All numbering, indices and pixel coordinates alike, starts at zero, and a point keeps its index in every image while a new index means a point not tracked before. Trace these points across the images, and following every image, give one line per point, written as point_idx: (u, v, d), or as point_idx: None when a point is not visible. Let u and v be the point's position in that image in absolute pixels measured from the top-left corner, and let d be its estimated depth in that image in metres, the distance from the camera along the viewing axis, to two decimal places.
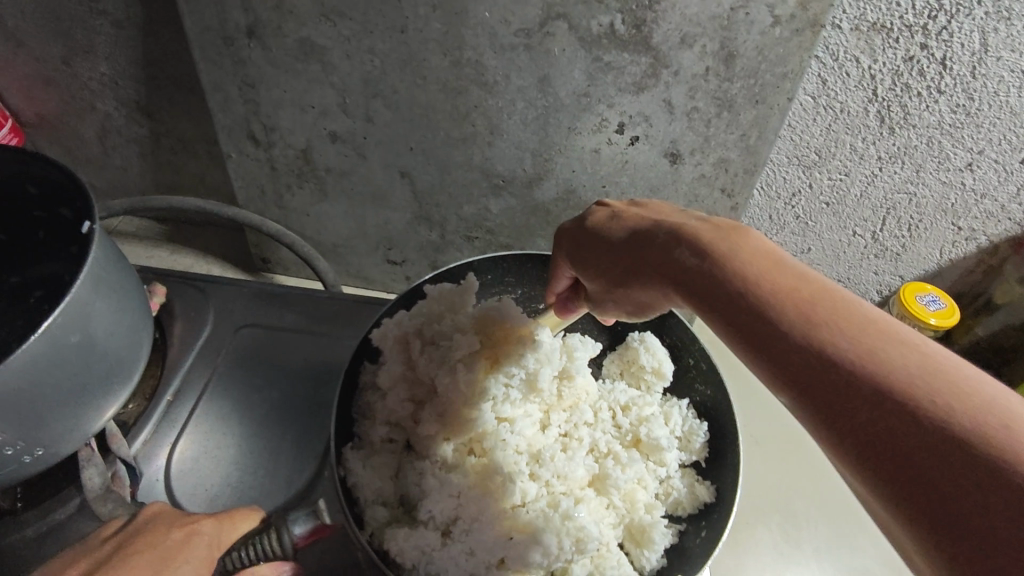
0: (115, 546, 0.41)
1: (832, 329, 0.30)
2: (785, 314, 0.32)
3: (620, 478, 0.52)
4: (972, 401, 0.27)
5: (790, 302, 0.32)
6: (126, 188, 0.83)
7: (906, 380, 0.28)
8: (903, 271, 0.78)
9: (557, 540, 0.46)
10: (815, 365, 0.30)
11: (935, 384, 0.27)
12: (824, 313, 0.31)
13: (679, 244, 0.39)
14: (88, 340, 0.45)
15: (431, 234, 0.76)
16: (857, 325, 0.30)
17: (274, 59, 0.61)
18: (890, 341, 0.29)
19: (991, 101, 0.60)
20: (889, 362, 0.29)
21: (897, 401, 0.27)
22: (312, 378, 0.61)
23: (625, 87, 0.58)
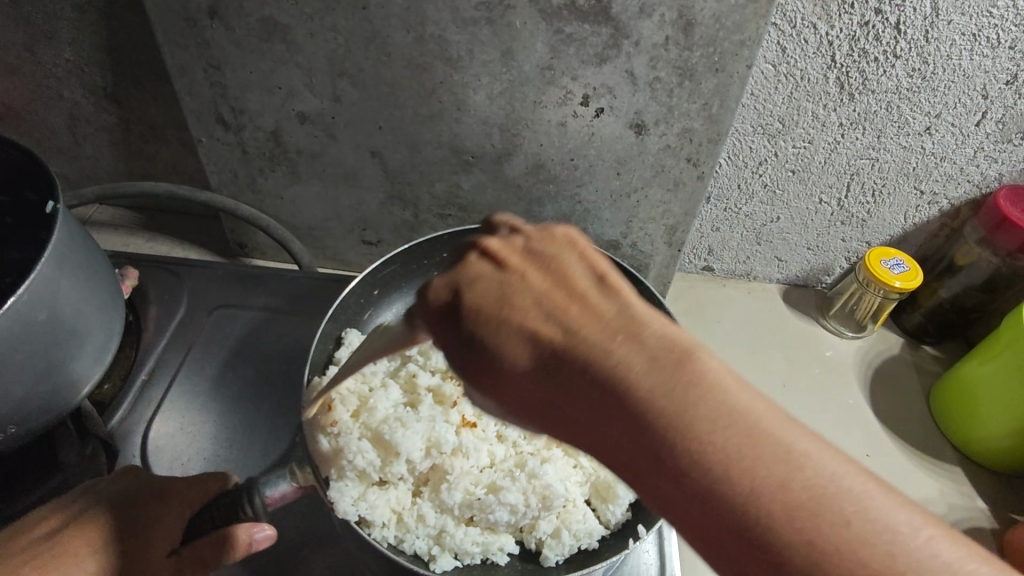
0: (90, 499, 0.43)
1: (710, 437, 0.26)
2: (684, 410, 0.27)
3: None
4: (854, 531, 0.25)
5: (679, 408, 0.27)
6: (98, 177, 0.83)
7: (777, 497, 0.25)
8: (869, 238, 0.80)
9: (523, 498, 0.49)
10: (698, 480, 0.26)
11: (798, 484, 0.25)
12: (701, 440, 0.26)
13: (507, 300, 0.32)
14: (57, 319, 0.46)
15: (404, 214, 0.77)
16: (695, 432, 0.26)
17: (237, 39, 0.61)
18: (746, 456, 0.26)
19: (945, 64, 0.61)
20: (763, 506, 0.25)
21: (769, 519, 0.25)
22: (287, 355, 0.62)
23: (588, 59, 0.59)
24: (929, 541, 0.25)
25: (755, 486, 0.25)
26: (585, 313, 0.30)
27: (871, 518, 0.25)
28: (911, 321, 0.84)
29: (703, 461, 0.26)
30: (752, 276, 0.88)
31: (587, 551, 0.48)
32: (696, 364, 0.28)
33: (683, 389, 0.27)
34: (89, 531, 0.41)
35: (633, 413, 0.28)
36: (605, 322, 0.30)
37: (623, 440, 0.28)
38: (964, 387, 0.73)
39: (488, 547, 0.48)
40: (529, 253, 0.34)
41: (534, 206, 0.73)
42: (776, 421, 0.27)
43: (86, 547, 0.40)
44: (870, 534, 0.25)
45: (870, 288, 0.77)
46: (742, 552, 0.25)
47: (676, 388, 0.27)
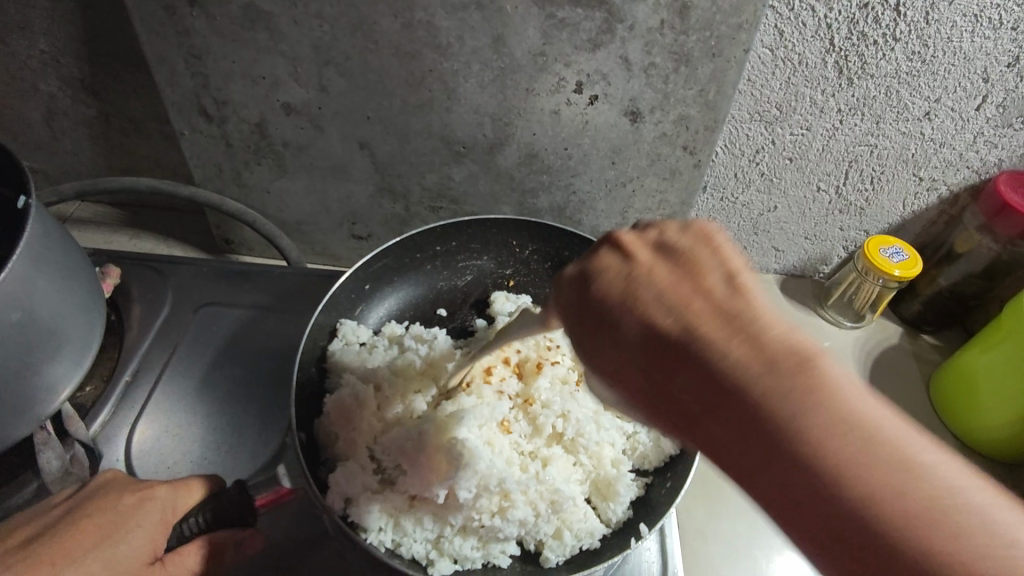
0: (64, 510, 0.41)
1: (826, 426, 0.27)
2: (787, 397, 0.28)
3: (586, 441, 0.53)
4: (958, 529, 0.25)
5: (804, 393, 0.28)
6: (79, 173, 0.80)
7: (883, 487, 0.26)
8: (867, 226, 0.79)
9: (532, 509, 0.48)
10: (798, 467, 0.27)
11: (905, 477, 0.26)
12: (834, 429, 0.27)
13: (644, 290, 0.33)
14: (33, 319, 0.44)
15: (395, 207, 0.75)
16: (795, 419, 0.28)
17: (218, 27, 0.59)
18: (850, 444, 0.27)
19: (946, 47, 0.60)
20: (861, 495, 0.26)
21: (887, 516, 0.26)
22: (275, 353, 0.60)
23: (581, 44, 0.57)
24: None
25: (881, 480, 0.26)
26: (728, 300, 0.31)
27: (980, 521, 0.25)
28: (909, 310, 0.83)
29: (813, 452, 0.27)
30: (749, 267, 0.87)
31: (589, 551, 0.47)
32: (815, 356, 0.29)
33: (791, 374, 0.28)
34: (63, 541, 0.39)
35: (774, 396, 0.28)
36: (729, 315, 0.30)
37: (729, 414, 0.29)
38: (963, 376, 0.73)
39: (489, 550, 0.47)
40: (661, 250, 0.35)
41: (527, 197, 0.72)
42: (884, 419, 0.28)
43: (61, 558, 0.38)
44: (975, 533, 0.25)
45: (869, 277, 0.76)
46: (837, 524, 0.26)
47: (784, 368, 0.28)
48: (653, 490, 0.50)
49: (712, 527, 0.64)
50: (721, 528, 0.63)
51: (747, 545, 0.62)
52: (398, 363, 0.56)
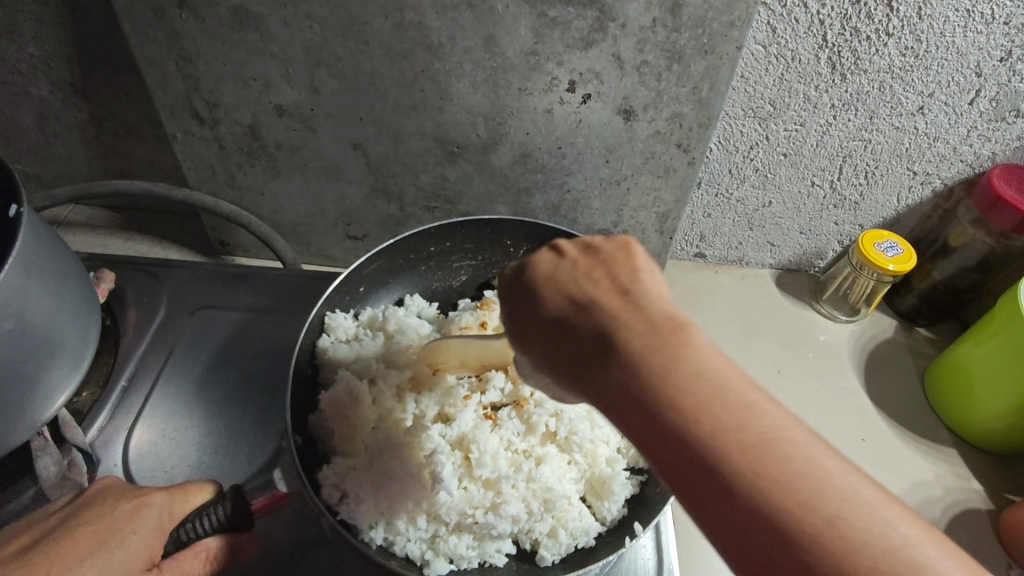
0: (61, 518, 0.41)
1: (698, 389, 0.30)
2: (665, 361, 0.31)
3: (578, 438, 0.53)
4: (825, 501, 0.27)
5: (708, 402, 0.30)
6: (73, 176, 0.80)
7: (736, 448, 0.28)
8: (862, 220, 0.79)
9: (525, 507, 0.48)
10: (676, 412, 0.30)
11: (788, 447, 0.29)
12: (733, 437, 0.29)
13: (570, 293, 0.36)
14: (27, 327, 0.44)
15: (389, 207, 0.75)
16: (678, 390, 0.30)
17: (209, 29, 0.59)
18: (731, 410, 0.29)
19: (938, 41, 0.60)
20: (734, 466, 0.28)
21: (763, 488, 0.27)
22: (271, 355, 0.60)
23: (573, 43, 0.57)
24: (909, 530, 0.27)
25: (779, 483, 0.27)
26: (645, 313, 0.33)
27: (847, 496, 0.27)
28: (904, 304, 0.84)
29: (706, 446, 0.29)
30: (745, 262, 0.87)
31: (584, 549, 0.47)
32: (719, 371, 0.31)
33: (681, 357, 0.31)
34: (58, 549, 0.38)
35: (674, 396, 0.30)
36: (639, 309, 0.34)
37: (635, 410, 0.31)
38: (959, 369, 0.73)
39: (485, 550, 0.47)
40: (587, 250, 0.38)
41: (522, 196, 0.72)
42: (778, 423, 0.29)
43: (57, 566, 0.37)
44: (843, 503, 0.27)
45: (863, 272, 0.77)
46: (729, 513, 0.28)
47: (682, 355, 0.31)
48: (649, 488, 0.51)
49: None
50: None
51: None
52: (391, 356, 0.57)
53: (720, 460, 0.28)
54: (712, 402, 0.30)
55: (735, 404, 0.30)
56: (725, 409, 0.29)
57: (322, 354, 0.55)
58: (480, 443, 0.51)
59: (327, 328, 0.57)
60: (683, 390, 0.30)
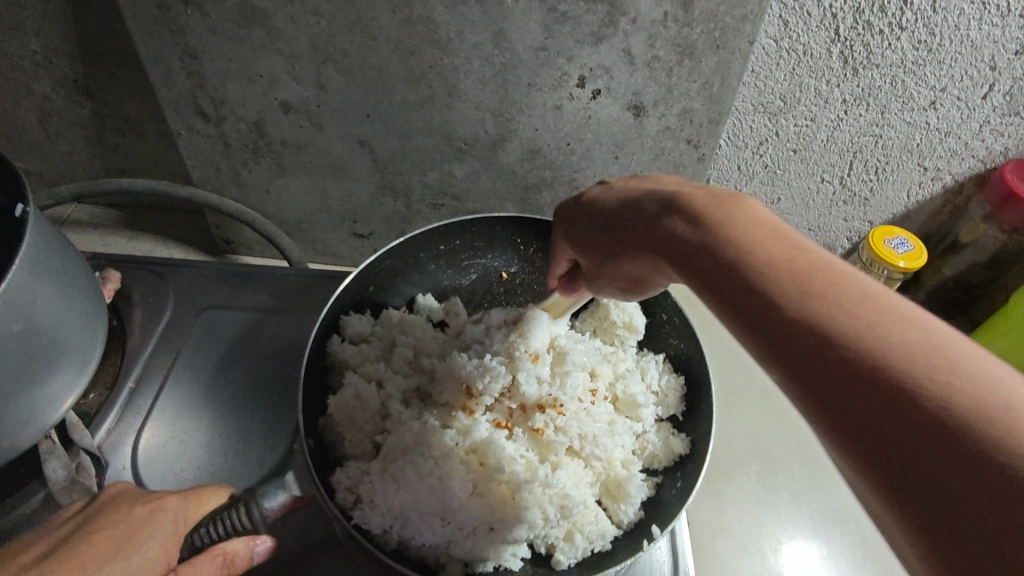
0: (75, 524, 0.41)
1: (755, 240, 0.31)
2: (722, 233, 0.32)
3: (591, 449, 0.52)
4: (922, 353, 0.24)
5: (843, 298, 0.27)
6: (76, 175, 0.80)
7: (809, 301, 0.27)
8: (871, 217, 0.78)
9: (540, 512, 0.48)
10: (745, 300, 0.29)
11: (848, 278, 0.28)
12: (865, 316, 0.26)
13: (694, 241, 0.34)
14: (35, 328, 0.43)
15: (396, 205, 0.74)
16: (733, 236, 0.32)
17: (214, 26, 0.58)
18: (790, 253, 0.30)
19: (952, 35, 0.59)
20: (803, 306, 0.27)
21: (860, 367, 0.25)
22: (279, 356, 0.60)
23: (583, 38, 0.56)
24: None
25: (946, 374, 0.23)
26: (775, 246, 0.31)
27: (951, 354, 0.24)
28: (914, 301, 0.83)
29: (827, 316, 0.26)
30: None
31: (600, 553, 0.47)
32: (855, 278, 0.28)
33: (740, 226, 0.32)
34: (76, 556, 0.38)
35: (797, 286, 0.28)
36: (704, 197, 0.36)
37: (737, 295, 0.30)
38: None
39: (500, 554, 0.46)
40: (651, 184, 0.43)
41: (530, 193, 0.71)
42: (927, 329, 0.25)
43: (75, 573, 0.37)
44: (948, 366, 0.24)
45: (874, 269, 0.76)
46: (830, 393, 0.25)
47: (738, 223, 0.32)
48: (663, 489, 0.50)
49: (721, 523, 0.64)
50: (729, 524, 0.64)
51: (757, 542, 0.63)
52: (402, 356, 0.57)
53: (871, 351, 0.25)
54: (768, 248, 0.30)
55: (804, 251, 0.30)
56: (783, 249, 0.30)
57: (333, 351, 0.55)
58: (494, 447, 0.51)
59: (340, 325, 0.56)
60: (734, 244, 0.32)
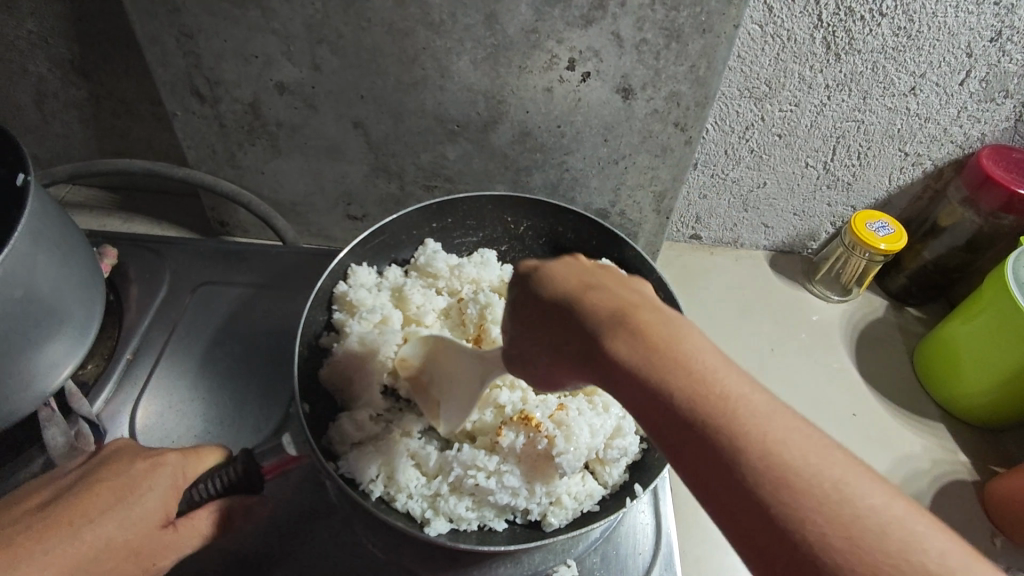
0: (73, 480, 0.42)
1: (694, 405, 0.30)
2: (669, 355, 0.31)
3: (583, 416, 0.51)
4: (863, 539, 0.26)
5: (737, 428, 0.29)
6: (70, 157, 0.80)
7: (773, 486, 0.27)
8: (854, 202, 0.80)
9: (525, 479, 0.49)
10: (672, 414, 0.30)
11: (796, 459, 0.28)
12: (769, 469, 0.28)
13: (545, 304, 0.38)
14: (33, 296, 0.44)
15: (390, 186, 0.75)
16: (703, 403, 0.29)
17: (210, 5, 0.59)
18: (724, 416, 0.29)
19: (930, 22, 0.61)
20: (742, 459, 0.28)
21: (785, 502, 0.27)
22: (275, 330, 0.61)
23: (573, 21, 0.58)
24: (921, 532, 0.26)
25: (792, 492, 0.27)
26: (652, 300, 0.36)
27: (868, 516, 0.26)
28: (895, 284, 0.85)
29: (726, 439, 0.28)
30: (739, 244, 0.89)
31: (588, 513, 0.48)
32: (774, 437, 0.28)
33: (714, 408, 0.29)
34: (79, 502, 0.40)
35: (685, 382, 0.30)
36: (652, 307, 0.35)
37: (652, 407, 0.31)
38: (948, 346, 0.75)
39: (485, 514, 0.48)
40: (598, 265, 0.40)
41: (521, 175, 0.72)
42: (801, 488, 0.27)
43: (79, 517, 0.39)
44: (878, 531, 0.26)
45: (856, 251, 0.78)
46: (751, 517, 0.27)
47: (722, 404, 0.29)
48: (649, 455, 0.52)
49: None
50: None
51: None
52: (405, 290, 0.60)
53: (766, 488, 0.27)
54: (701, 402, 0.30)
55: (747, 414, 0.29)
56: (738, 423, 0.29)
57: (337, 297, 0.58)
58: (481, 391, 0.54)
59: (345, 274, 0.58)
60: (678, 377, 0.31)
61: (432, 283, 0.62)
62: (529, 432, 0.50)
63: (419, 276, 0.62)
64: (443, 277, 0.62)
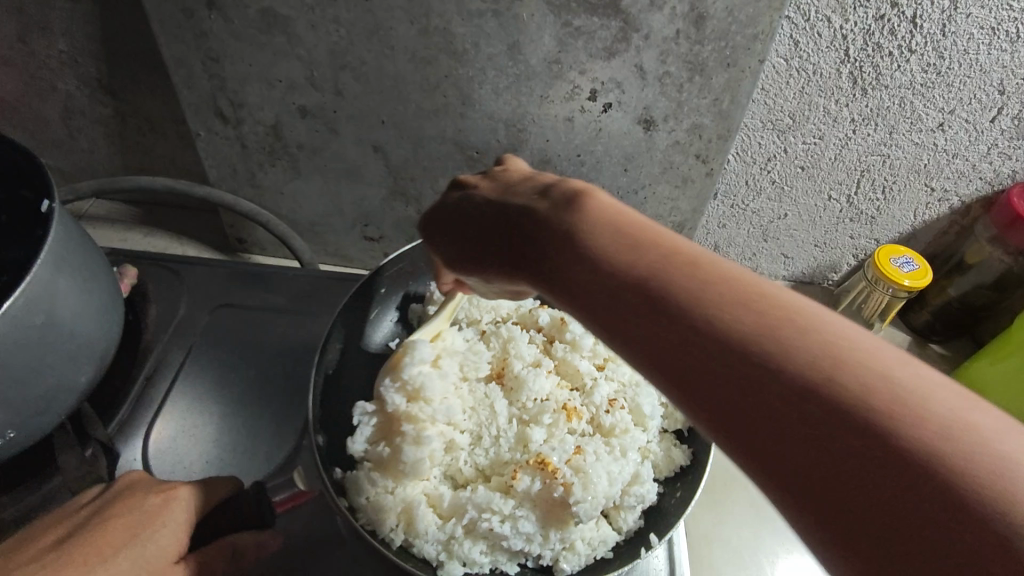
0: (84, 519, 0.42)
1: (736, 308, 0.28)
2: (659, 258, 0.31)
3: (601, 463, 0.50)
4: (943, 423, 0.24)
5: (787, 329, 0.27)
6: (95, 171, 0.81)
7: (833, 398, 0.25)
8: (877, 235, 0.79)
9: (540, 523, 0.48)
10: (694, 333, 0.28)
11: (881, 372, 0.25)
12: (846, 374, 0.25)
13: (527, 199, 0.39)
14: (54, 321, 0.45)
15: (407, 210, 0.76)
16: (702, 278, 0.30)
17: (236, 31, 0.60)
18: (744, 306, 0.28)
19: (961, 58, 0.60)
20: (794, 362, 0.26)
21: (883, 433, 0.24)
22: (289, 355, 0.61)
23: (596, 52, 0.57)
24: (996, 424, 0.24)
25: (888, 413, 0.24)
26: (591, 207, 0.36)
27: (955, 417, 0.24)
28: (918, 320, 0.84)
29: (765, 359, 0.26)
30: (759, 273, 0.88)
31: (601, 559, 0.48)
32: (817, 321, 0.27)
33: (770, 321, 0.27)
34: (92, 541, 0.39)
35: (734, 295, 0.29)
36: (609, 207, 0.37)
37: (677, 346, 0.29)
38: (974, 389, 0.72)
39: (496, 557, 0.47)
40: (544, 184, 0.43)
41: None
42: (900, 430, 0.24)
43: (93, 556, 0.39)
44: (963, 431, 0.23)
45: (879, 287, 0.76)
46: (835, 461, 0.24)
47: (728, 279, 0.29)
48: (664, 498, 0.51)
49: (718, 535, 0.65)
50: (725, 535, 0.65)
51: (753, 552, 0.64)
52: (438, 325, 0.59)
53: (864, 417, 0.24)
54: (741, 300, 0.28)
55: (780, 299, 0.28)
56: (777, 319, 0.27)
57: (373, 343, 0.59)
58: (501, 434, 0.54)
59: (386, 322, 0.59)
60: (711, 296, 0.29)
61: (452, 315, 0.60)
62: (545, 477, 0.49)
63: (438, 310, 0.60)
64: (462, 309, 0.60)
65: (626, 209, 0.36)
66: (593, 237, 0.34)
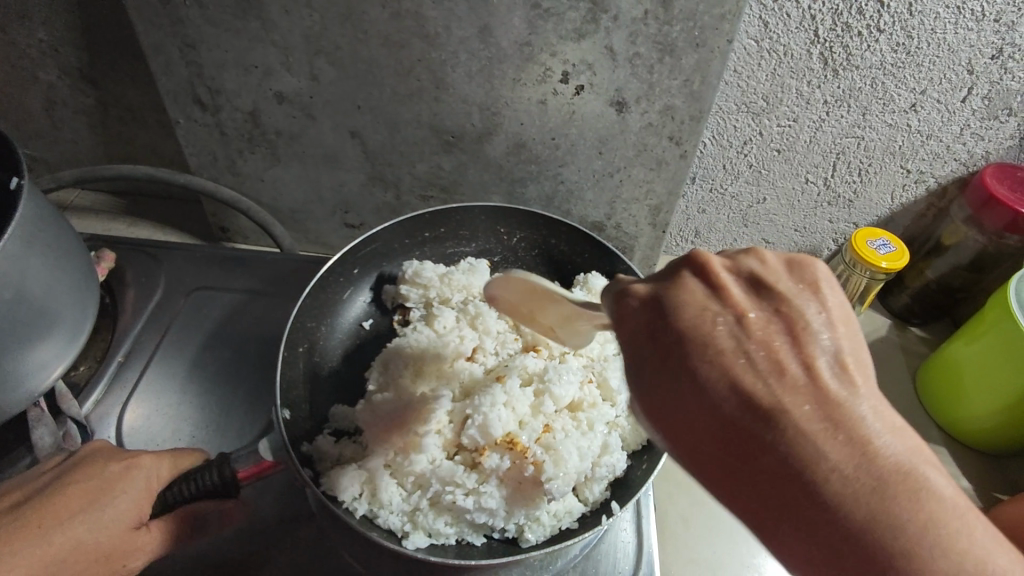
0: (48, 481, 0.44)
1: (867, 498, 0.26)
2: (812, 443, 0.27)
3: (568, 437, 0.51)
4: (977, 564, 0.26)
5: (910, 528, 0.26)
6: (79, 161, 0.82)
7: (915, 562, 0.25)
8: (856, 219, 0.79)
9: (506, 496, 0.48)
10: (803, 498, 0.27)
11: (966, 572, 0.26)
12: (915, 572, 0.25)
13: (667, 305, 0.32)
14: (24, 297, 0.45)
15: (386, 196, 0.76)
16: (861, 486, 0.27)
17: (211, 17, 0.60)
18: (878, 481, 0.27)
19: (930, 38, 0.60)
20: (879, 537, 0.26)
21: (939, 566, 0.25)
22: (266, 336, 0.62)
23: (566, 34, 0.58)
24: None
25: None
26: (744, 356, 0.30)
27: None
28: (897, 303, 0.84)
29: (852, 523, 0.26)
30: None
31: (568, 530, 0.48)
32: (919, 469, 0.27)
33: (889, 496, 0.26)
34: (50, 505, 0.41)
35: (882, 487, 0.27)
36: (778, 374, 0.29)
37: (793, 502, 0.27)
38: (951, 369, 0.73)
39: (463, 528, 0.48)
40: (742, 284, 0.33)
41: (517, 186, 0.73)
42: (952, 508, 0.27)
43: (48, 519, 0.40)
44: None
45: (857, 269, 0.77)
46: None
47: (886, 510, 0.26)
48: (632, 471, 0.52)
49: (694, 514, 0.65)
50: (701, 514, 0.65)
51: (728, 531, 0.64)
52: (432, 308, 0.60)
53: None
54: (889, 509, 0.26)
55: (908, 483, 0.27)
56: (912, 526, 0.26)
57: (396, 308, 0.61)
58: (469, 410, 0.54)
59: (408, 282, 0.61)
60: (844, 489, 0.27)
61: (424, 294, 0.61)
62: (515, 457, 0.49)
63: (411, 289, 0.61)
64: (434, 287, 0.61)
65: (783, 361, 0.30)
66: (717, 389, 0.29)
